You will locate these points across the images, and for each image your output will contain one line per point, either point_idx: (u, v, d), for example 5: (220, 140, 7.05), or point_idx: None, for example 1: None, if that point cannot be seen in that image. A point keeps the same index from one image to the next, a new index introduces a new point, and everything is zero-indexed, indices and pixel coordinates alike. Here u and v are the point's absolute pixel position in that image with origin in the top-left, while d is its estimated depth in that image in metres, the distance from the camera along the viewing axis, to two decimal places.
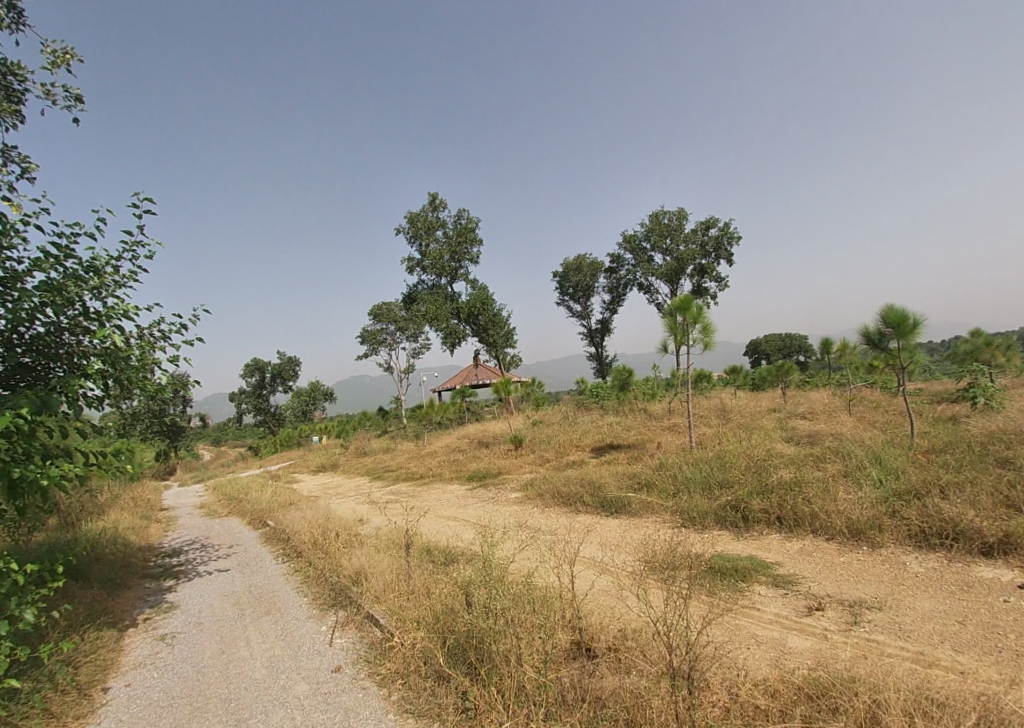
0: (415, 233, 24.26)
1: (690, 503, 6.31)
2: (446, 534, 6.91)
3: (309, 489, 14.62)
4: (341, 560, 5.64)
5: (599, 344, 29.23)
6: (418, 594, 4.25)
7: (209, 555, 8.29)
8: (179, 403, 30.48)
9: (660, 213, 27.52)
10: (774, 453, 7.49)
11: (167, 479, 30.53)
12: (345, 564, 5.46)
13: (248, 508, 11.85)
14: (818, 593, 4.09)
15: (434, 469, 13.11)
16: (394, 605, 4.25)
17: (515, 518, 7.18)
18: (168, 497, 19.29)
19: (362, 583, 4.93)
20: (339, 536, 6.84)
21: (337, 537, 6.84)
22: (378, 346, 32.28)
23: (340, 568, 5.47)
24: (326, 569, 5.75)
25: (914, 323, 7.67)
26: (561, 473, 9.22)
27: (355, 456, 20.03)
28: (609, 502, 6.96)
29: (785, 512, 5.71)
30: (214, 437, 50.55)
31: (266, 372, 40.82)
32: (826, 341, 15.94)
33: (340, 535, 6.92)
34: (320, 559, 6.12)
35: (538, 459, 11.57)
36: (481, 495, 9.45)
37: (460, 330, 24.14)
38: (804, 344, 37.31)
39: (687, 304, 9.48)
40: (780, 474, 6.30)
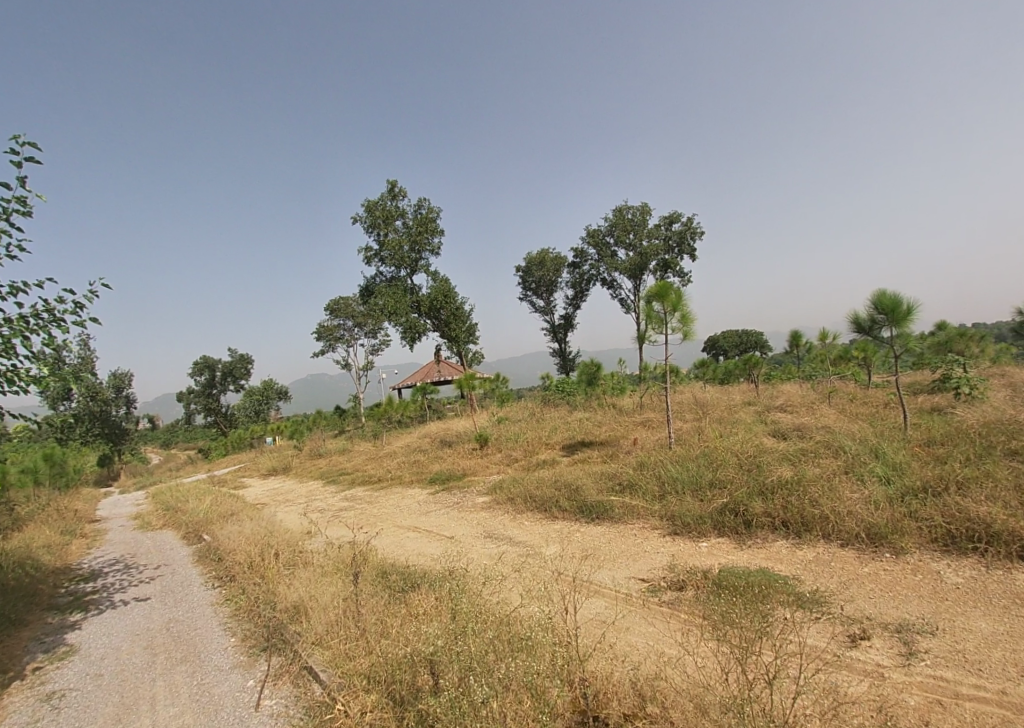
0: (373, 222, 23.08)
1: (682, 506, 5.62)
2: (405, 550, 6.01)
3: (256, 496, 13.39)
4: (280, 590, 4.69)
5: (563, 340, 28.66)
6: (380, 632, 3.47)
7: (130, 579, 7.15)
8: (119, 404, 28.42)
9: (624, 208, 27.14)
10: (765, 448, 6.90)
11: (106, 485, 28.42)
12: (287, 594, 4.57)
13: (185, 519, 10.61)
14: (856, 617, 3.54)
15: (394, 470, 12.15)
16: (344, 650, 3.42)
17: (484, 530, 6.35)
18: (103, 506, 17.61)
19: (306, 619, 4.07)
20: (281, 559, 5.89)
21: (279, 559, 5.90)
22: (334, 342, 30.91)
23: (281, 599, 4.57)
24: (263, 601, 4.83)
25: (908, 309, 7.23)
26: (533, 473, 8.46)
27: (309, 458, 18.78)
28: (589, 506, 6.21)
29: (791, 516, 5.09)
30: (161, 439, 47.88)
31: (217, 371, 38.85)
32: (794, 335, 15.72)
33: (283, 558, 5.95)
34: (258, 590, 5.17)
35: (506, 458, 10.78)
36: (445, 500, 8.58)
37: (421, 325, 23.09)
38: (761, 340, 37.80)
39: (666, 290, 8.81)
40: (779, 471, 5.68)
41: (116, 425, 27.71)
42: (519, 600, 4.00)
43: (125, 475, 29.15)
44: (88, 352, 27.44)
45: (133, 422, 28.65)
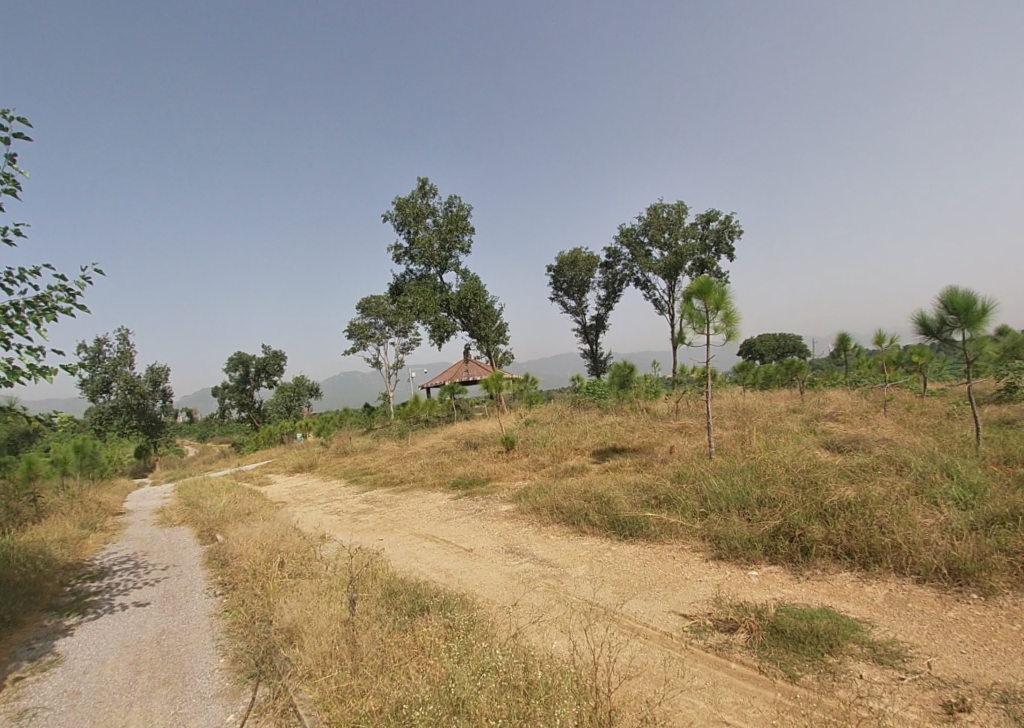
0: (403, 220, 22.85)
1: (727, 527, 4.99)
2: (419, 564, 5.55)
3: (278, 493, 13.17)
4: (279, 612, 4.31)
5: (594, 341, 27.94)
6: (384, 690, 3.01)
7: (136, 580, 6.92)
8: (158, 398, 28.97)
9: (659, 206, 26.31)
10: (819, 462, 6.20)
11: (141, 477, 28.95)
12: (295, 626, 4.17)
13: (204, 516, 10.42)
14: (948, 679, 2.91)
15: (417, 472, 11.77)
16: (347, 712, 2.94)
17: (505, 545, 5.84)
18: (133, 497, 17.74)
19: (302, 660, 3.61)
20: (285, 577, 5.48)
21: (283, 577, 5.48)
22: (365, 340, 30.92)
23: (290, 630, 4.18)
24: (266, 629, 4.40)
25: (984, 308, 6.42)
26: (560, 482, 7.92)
27: (335, 456, 18.59)
28: (621, 523, 5.63)
29: (856, 544, 4.42)
30: (197, 432, 48.88)
31: (251, 367, 39.51)
32: (842, 338, 14.73)
33: (289, 576, 5.55)
34: (262, 615, 4.75)
35: (532, 463, 10.25)
36: (467, 507, 8.10)
37: (450, 324, 22.75)
38: (800, 344, 36.29)
39: (709, 286, 8.15)
40: (839, 490, 5.00)
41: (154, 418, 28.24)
42: (539, 641, 3.52)
43: (161, 467, 29.57)
44: (127, 346, 28.04)
45: (169, 416, 29.16)
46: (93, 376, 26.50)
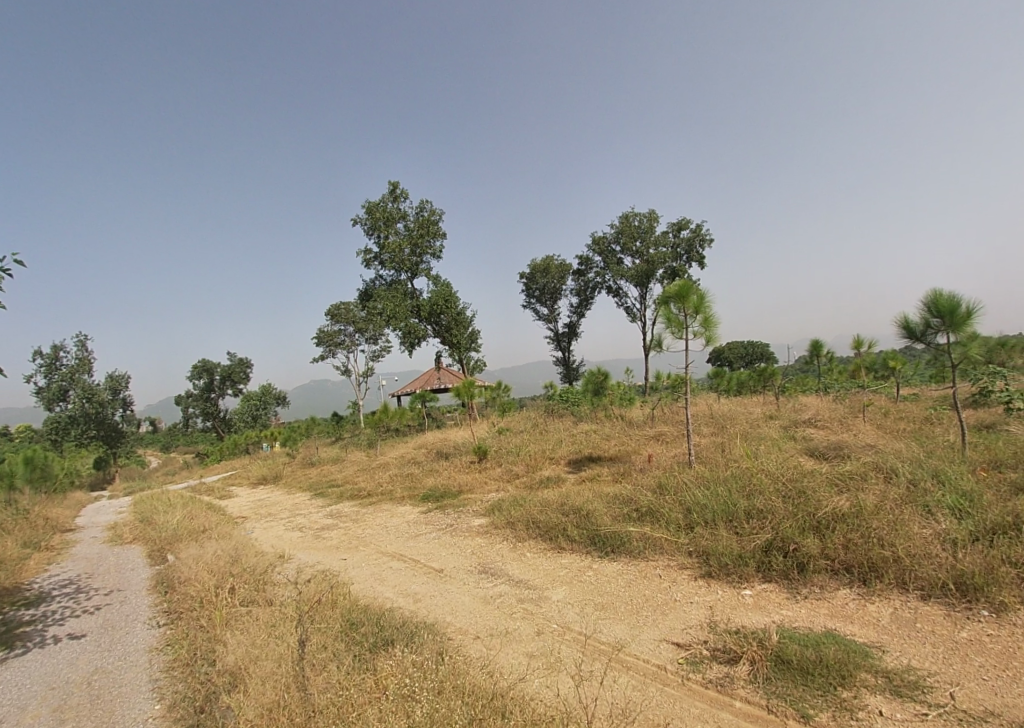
0: (373, 224, 22.31)
1: (715, 541, 4.67)
2: (385, 588, 5.09)
3: (239, 508, 12.45)
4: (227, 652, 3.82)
5: (567, 348, 27.73)
6: None
7: (73, 607, 6.26)
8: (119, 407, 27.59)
9: (631, 214, 26.34)
10: (806, 471, 5.96)
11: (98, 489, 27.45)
12: (243, 670, 3.67)
13: (156, 534, 9.70)
14: (976, 715, 2.63)
15: (385, 484, 11.24)
16: None
17: (478, 565, 5.41)
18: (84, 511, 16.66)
19: (248, 710, 3.13)
20: (236, 607, 4.94)
21: (234, 608, 4.94)
22: (334, 347, 30.14)
23: (237, 674, 3.68)
24: (211, 670, 3.90)
25: (968, 311, 6.31)
26: (535, 493, 7.56)
27: (301, 467, 17.84)
28: (602, 537, 5.26)
29: (855, 558, 4.15)
30: (159, 443, 46.98)
31: (216, 375, 38.19)
32: (814, 345, 14.77)
33: (240, 606, 5.01)
34: (209, 654, 4.22)
35: (506, 473, 9.86)
36: (437, 522, 7.65)
37: (420, 330, 22.23)
38: (768, 352, 36.77)
39: (688, 290, 7.86)
40: (832, 500, 4.74)
41: (115, 428, 26.93)
42: (521, 681, 3.13)
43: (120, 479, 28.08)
44: (84, 353, 26.75)
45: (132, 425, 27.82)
46: (47, 384, 25.21)
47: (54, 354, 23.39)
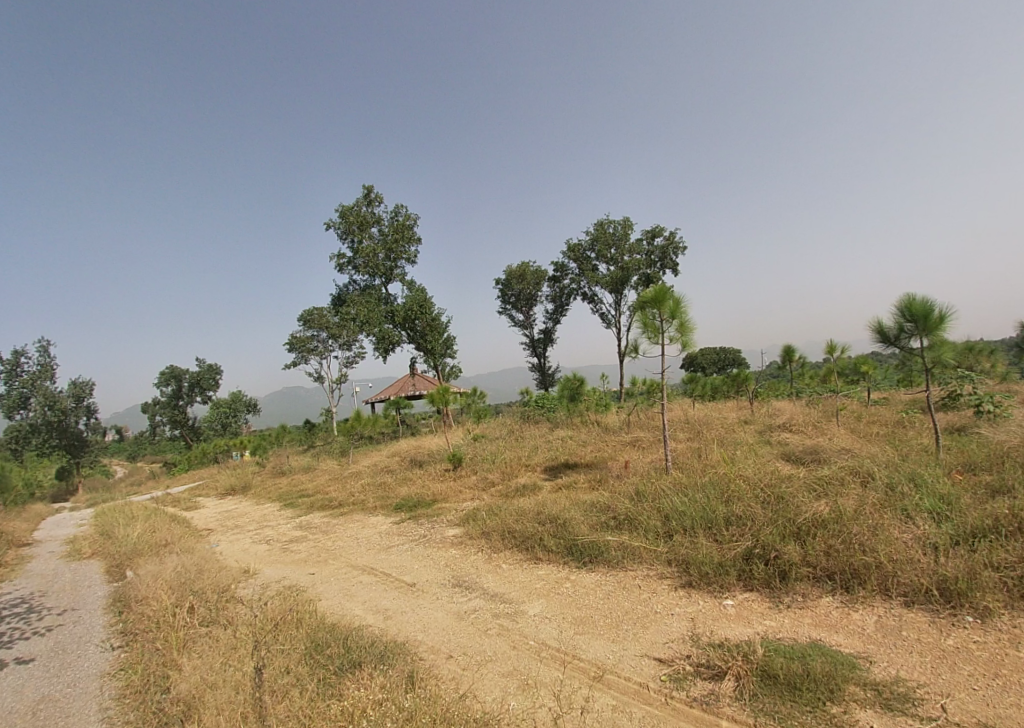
0: (347, 228, 21.94)
1: (695, 550, 4.57)
2: (355, 605, 4.85)
3: (205, 519, 11.96)
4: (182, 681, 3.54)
5: (542, 354, 27.69)
6: None
7: (20, 630, 5.84)
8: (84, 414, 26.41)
9: (606, 222, 26.47)
10: (783, 476, 5.93)
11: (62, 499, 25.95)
12: (198, 699, 3.41)
13: (115, 548, 9.21)
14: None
15: (358, 493, 10.93)
16: None
17: (451, 578, 5.21)
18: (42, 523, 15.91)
19: None
20: (194, 629, 4.65)
21: (191, 630, 4.65)
22: (307, 353, 29.54)
23: (192, 704, 3.41)
24: (166, 700, 3.61)
25: (941, 315, 6.50)
26: (511, 502, 7.38)
27: (271, 476, 17.32)
28: (579, 547, 5.11)
29: (837, 564, 4.10)
30: (124, 452, 45.38)
31: (184, 381, 37.11)
32: (787, 351, 14.97)
33: (199, 627, 4.71)
34: (164, 681, 3.93)
35: (481, 481, 9.65)
36: (411, 532, 7.42)
37: (395, 336, 21.89)
38: (739, 358, 37.31)
39: (664, 295, 7.76)
40: (811, 506, 4.69)
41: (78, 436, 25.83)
42: (499, 705, 2.95)
43: (86, 490, 26.55)
44: (48, 358, 25.71)
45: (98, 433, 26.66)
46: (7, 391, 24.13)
47: (15, 359, 22.40)
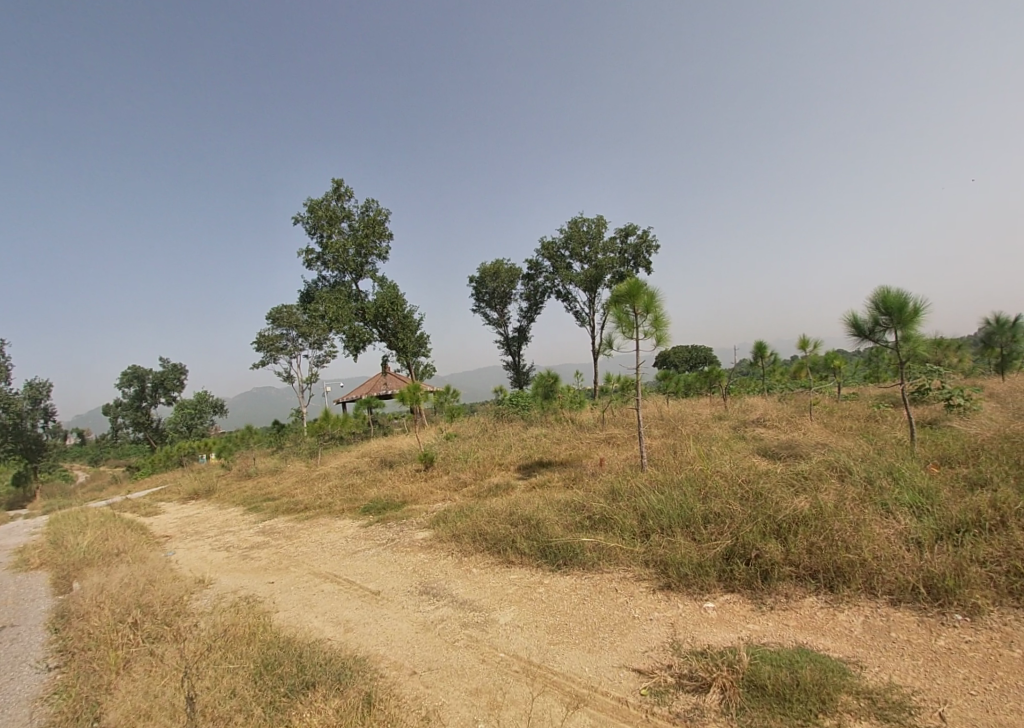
0: (316, 223, 21.33)
1: (674, 550, 4.37)
2: (315, 617, 4.52)
3: (163, 525, 11.35)
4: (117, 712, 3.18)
5: (517, 352, 27.47)
6: None
7: None
8: (41, 416, 25.12)
9: (580, 220, 26.39)
10: (760, 471, 5.80)
11: (18, 505, 24.28)
12: None
13: (62, 556, 8.61)
14: None
15: (325, 496, 10.52)
16: None
17: (418, 585, 4.92)
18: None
19: None
20: (136, 647, 4.26)
21: (133, 648, 4.26)
22: (276, 352, 28.74)
23: None
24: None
25: (915, 309, 6.47)
26: (483, 502, 7.12)
27: (236, 479, 16.70)
28: (552, 548, 4.87)
29: (819, 562, 3.97)
30: (83, 455, 43.62)
31: (147, 382, 35.84)
32: (759, 347, 15.04)
33: (142, 644, 4.32)
34: (100, 709, 3.55)
35: (453, 481, 9.36)
36: (378, 536, 7.10)
37: (365, 334, 21.38)
38: (710, 356, 37.68)
39: (638, 288, 7.51)
40: (791, 502, 4.55)
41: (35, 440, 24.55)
42: None
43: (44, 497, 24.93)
44: (2, 359, 24.50)
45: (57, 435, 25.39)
46: None
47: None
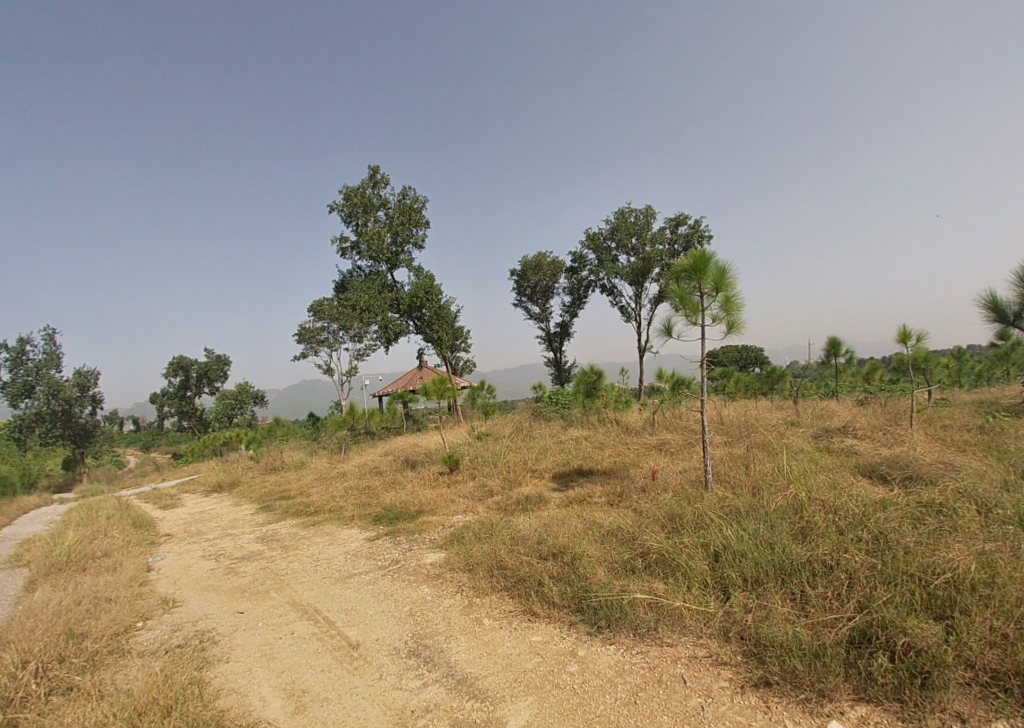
0: (351, 211, 20.54)
1: (770, 625, 3.05)
2: (270, 679, 3.37)
3: (173, 521, 10.54)
4: None
5: (558, 349, 26.09)
6: None
7: None
8: (89, 403, 25.35)
9: (627, 210, 24.76)
10: (875, 500, 4.30)
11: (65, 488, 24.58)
12: None
13: (49, 550, 7.79)
14: None
15: (339, 498, 9.46)
16: None
17: (410, 639, 3.70)
18: (18, 512, 14.68)
19: None
20: (32, 717, 3.16)
21: (28, 721, 3.15)
22: (315, 344, 28.34)
23: None
24: None
25: None
26: (507, 521, 5.84)
27: (262, 473, 16.01)
28: (592, 601, 3.56)
29: (1009, 664, 2.59)
30: (134, 441, 44.91)
31: (192, 372, 36.33)
32: (832, 345, 13.19)
33: (43, 714, 3.22)
34: None
35: (479, 489, 8.12)
36: (382, 555, 5.93)
37: (399, 324, 20.45)
38: (761, 356, 35.22)
39: (706, 261, 6.05)
40: (943, 559, 3.13)
41: (83, 427, 24.65)
42: None
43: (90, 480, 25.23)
44: (53, 347, 24.87)
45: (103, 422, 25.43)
46: (11, 378, 23.35)
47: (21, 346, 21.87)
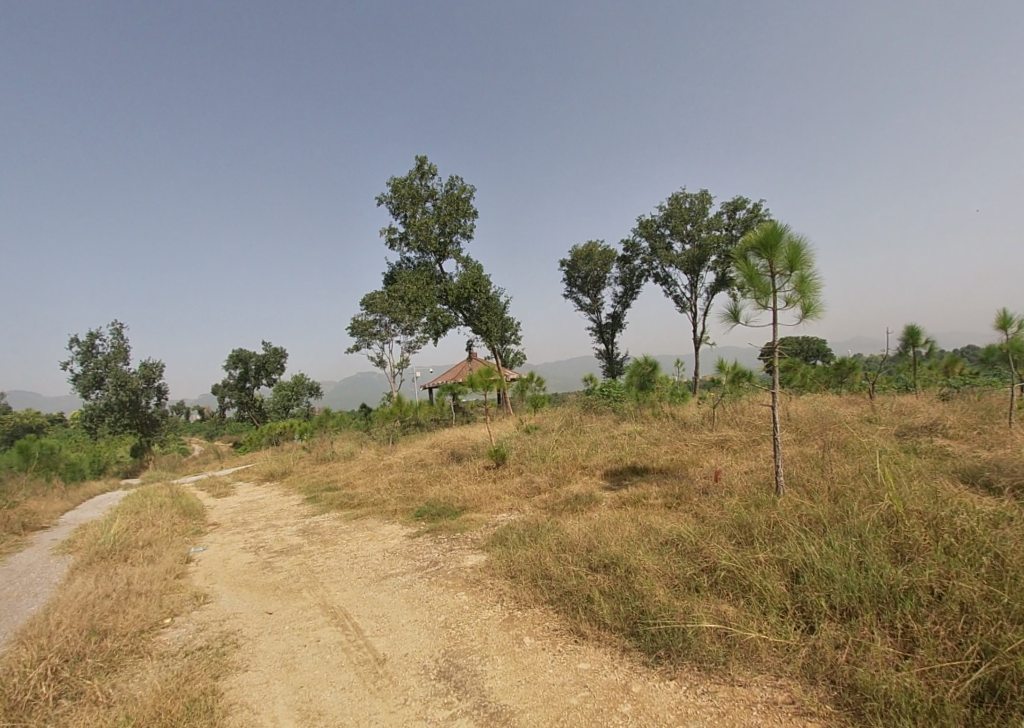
0: (398, 202, 20.47)
1: (870, 671, 2.49)
2: (283, 697, 3.05)
3: (222, 510, 10.63)
4: None
5: (609, 341, 25.32)
6: None
7: None
8: (154, 394, 26.47)
9: (681, 195, 23.68)
10: (991, 512, 3.59)
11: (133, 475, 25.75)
12: None
13: (101, 536, 7.89)
14: None
15: (383, 491, 9.26)
16: None
17: (441, 656, 3.31)
18: (87, 498, 15.32)
19: None
20: None
21: None
22: (367, 337, 28.66)
23: None
24: None
25: None
26: (553, 523, 5.37)
27: (313, 463, 16.16)
28: (648, 625, 3.06)
29: None
30: (200, 430, 47.10)
31: (251, 365, 37.69)
32: (912, 335, 12.00)
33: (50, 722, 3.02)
34: None
35: (525, 486, 7.70)
36: (420, 555, 5.60)
37: (447, 315, 20.27)
38: (824, 349, 33.30)
39: (777, 236, 5.37)
40: None
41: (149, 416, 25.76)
42: None
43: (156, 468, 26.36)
44: (120, 340, 26.07)
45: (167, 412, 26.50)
46: (84, 370, 24.62)
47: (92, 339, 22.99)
